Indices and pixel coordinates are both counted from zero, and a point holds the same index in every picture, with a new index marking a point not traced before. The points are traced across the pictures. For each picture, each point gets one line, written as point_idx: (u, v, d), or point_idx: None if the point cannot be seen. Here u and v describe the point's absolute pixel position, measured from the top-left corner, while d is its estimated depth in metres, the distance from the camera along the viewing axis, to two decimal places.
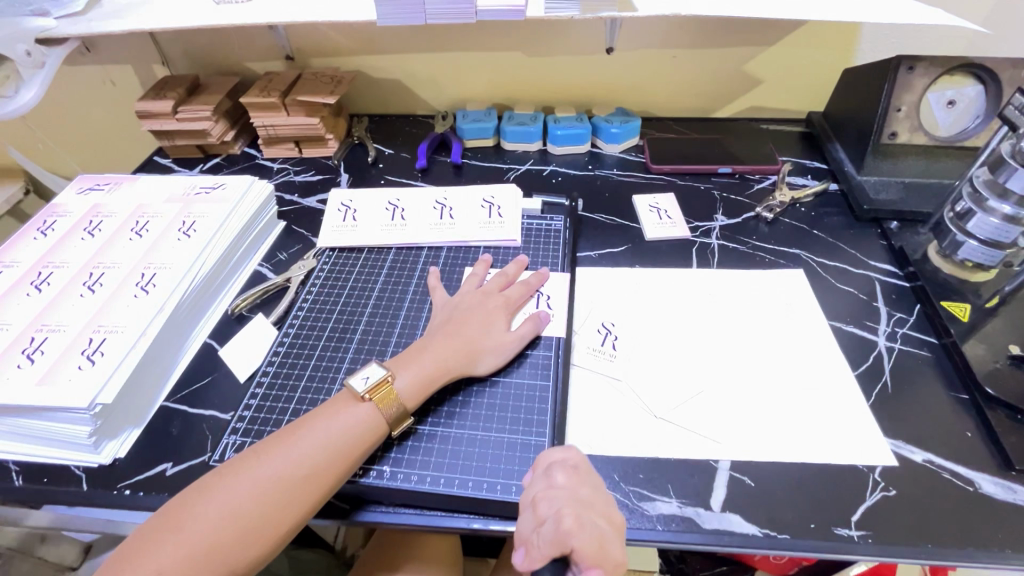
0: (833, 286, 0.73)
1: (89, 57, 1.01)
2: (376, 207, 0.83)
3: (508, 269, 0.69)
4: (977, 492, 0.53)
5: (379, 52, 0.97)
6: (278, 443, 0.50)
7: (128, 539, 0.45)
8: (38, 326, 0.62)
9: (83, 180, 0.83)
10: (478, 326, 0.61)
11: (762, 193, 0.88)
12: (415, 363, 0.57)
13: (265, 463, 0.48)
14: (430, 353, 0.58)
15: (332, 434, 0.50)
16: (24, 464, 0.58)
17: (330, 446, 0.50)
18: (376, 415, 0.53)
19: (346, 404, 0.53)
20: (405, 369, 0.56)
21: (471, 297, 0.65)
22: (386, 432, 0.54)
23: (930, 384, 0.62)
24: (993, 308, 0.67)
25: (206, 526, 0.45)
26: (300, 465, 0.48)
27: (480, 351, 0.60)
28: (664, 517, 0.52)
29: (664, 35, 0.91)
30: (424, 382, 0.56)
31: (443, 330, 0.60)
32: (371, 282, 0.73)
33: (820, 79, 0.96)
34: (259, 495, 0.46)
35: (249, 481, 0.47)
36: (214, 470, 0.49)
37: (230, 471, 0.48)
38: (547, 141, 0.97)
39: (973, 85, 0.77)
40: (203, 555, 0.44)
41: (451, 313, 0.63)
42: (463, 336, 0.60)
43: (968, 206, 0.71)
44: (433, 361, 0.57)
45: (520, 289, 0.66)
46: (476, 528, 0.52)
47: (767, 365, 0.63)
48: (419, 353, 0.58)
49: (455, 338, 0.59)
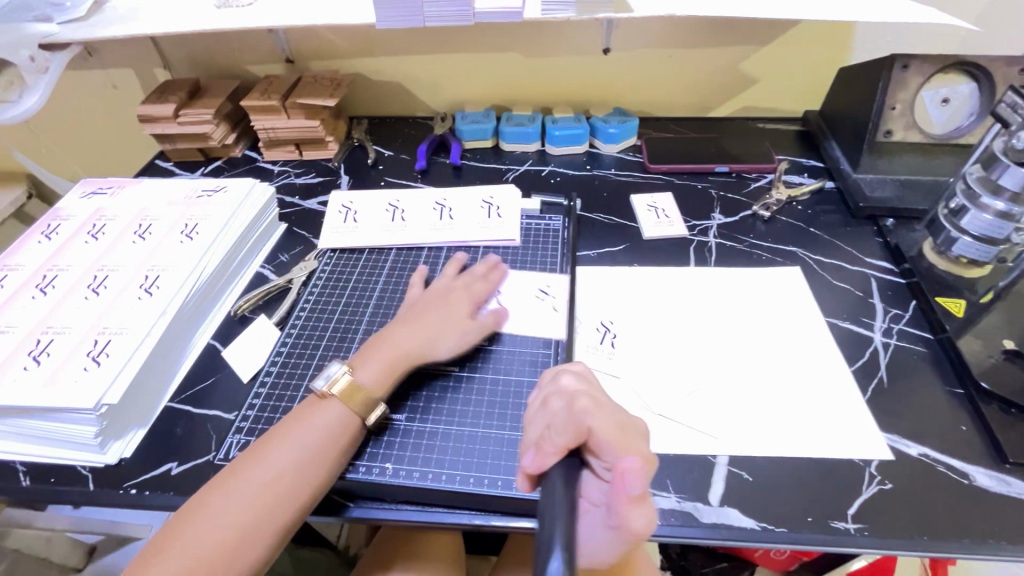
0: (830, 283, 0.74)
1: (91, 62, 1.02)
2: (375, 208, 0.84)
3: (478, 268, 0.69)
4: (972, 484, 0.54)
5: (379, 54, 0.98)
6: (263, 448, 0.51)
7: (141, 550, 0.46)
8: (43, 328, 0.62)
9: (86, 184, 0.84)
10: (437, 315, 0.62)
11: (759, 191, 0.89)
12: (375, 354, 0.58)
13: (254, 468, 0.49)
14: (388, 343, 0.59)
15: (314, 433, 0.52)
16: (30, 464, 0.58)
17: (313, 443, 0.51)
18: (347, 410, 0.54)
19: (323, 401, 0.54)
20: (365, 362, 0.57)
21: (440, 287, 0.66)
22: (362, 424, 0.54)
23: (926, 379, 0.63)
24: (988, 304, 0.68)
25: (210, 530, 0.46)
26: (289, 465, 0.50)
27: (439, 338, 0.61)
28: (663, 512, 0.52)
29: (660, 35, 0.92)
30: (385, 373, 0.57)
31: (401, 321, 0.62)
32: (372, 283, 0.73)
33: (816, 78, 0.96)
34: (252, 498, 0.48)
35: (239, 487, 0.48)
36: (206, 484, 0.50)
37: (221, 482, 0.49)
38: (545, 141, 0.98)
39: (966, 83, 0.78)
40: (208, 562, 0.45)
41: (417, 303, 0.65)
42: (421, 325, 0.61)
43: (961, 202, 0.71)
44: (391, 352, 0.58)
45: (483, 283, 0.67)
46: (478, 524, 0.53)
47: (765, 361, 0.64)
48: (378, 346, 0.59)
49: (413, 328, 0.61)
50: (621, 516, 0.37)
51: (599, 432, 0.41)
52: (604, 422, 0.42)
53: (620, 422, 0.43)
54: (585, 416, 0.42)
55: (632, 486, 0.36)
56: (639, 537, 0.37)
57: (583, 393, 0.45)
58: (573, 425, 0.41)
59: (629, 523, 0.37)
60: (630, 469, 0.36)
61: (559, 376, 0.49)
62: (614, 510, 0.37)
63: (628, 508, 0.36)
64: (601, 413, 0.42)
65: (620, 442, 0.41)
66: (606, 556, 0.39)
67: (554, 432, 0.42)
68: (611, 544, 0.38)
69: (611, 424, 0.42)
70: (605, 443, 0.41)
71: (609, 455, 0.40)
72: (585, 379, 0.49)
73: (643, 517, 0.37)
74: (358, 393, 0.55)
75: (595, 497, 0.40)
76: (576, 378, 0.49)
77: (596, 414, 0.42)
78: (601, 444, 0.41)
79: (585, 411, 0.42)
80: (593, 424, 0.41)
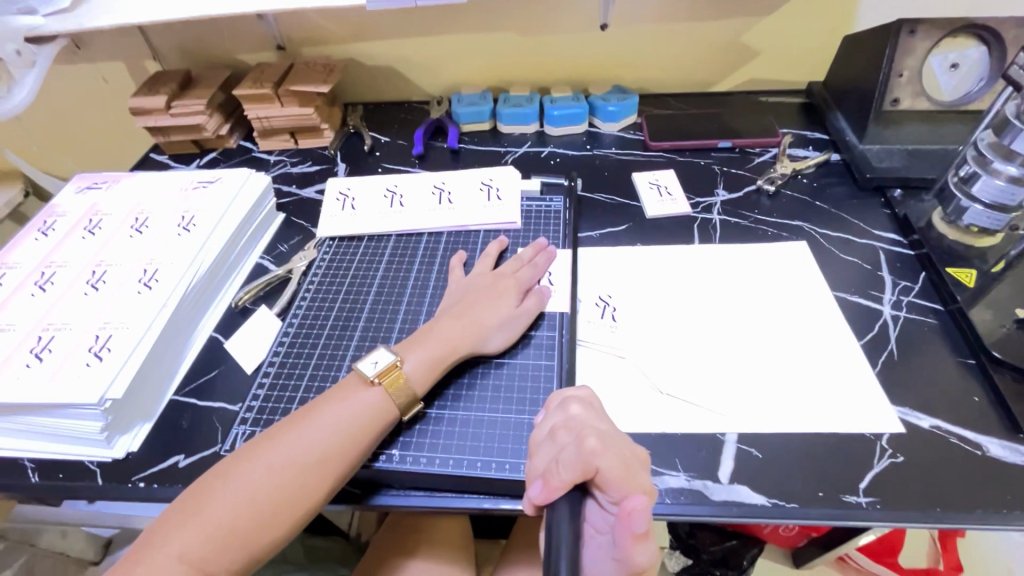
0: (838, 257, 0.72)
1: (80, 55, 1.00)
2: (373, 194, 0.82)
3: (490, 250, 0.70)
4: (985, 455, 0.53)
5: (372, 38, 0.96)
6: (289, 427, 0.50)
7: (151, 526, 0.46)
8: (44, 325, 0.62)
9: (80, 179, 0.83)
10: (487, 304, 0.61)
11: (763, 166, 0.87)
12: (422, 345, 0.57)
13: (279, 446, 0.49)
14: (439, 333, 0.58)
15: (342, 418, 0.51)
16: (38, 461, 0.58)
17: (341, 429, 0.50)
18: (385, 399, 0.53)
19: (355, 389, 0.53)
20: (411, 353, 0.56)
21: (483, 279, 0.65)
22: (396, 417, 0.54)
23: (938, 351, 0.62)
24: (999, 273, 0.66)
25: (224, 511, 0.45)
26: (313, 449, 0.49)
27: (490, 328, 0.60)
28: (673, 491, 0.52)
29: (659, 8, 0.90)
30: (429, 364, 0.56)
31: (453, 311, 0.61)
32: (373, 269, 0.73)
33: (820, 47, 0.94)
34: (275, 478, 0.47)
35: (262, 465, 0.48)
36: (230, 456, 0.49)
37: (245, 456, 0.49)
38: (543, 122, 0.96)
39: (975, 47, 0.75)
40: (224, 538, 0.44)
41: (464, 294, 0.64)
42: (471, 316, 0.60)
43: (972, 170, 0.70)
44: (441, 343, 0.57)
45: (529, 269, 0.66)
46: (487, 508, 0.52)
47: (772, 337, 0.63)
48: (425, 336, 0.58)
49: (465, 317, 0.60)
50: (626, 553, 0.37)
51: (607, 472, 0.40)
52: (611, 459, 0.41)
53: (624, 459, 0.41)
54: (594, 455, 0.40)
55: (637, 524, 0.37)
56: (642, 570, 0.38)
57: (591, 428, 0.44)
58: (581, 461, 0.40)
59: (632, 558, 0.37)
60: (637, 509, 0.37)
61: (566, 405, 0.48)
62: (620, 546, 0.37)
63: (633, 546, 0.37)
64: (608, 449, 0.41)
65: (625, 479, 0.40)
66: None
67: (560, 465, 0.40)
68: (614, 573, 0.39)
69: (617, 460, 0.41)
70: (610, 480, 0.40)
71: (614, 491, 0.40)
72: (591, 407, 0.48)
73: (648, 552, 0.38)
74: (396, 380, 0.54)
75: (599, 524, 0.41)
76: (583, 407, 0.47)
77: (604, 451, 0.41)
78: (606, 481, 0.40)
79: (594, 451, 0.40)
80: (601, 465, 0.40)
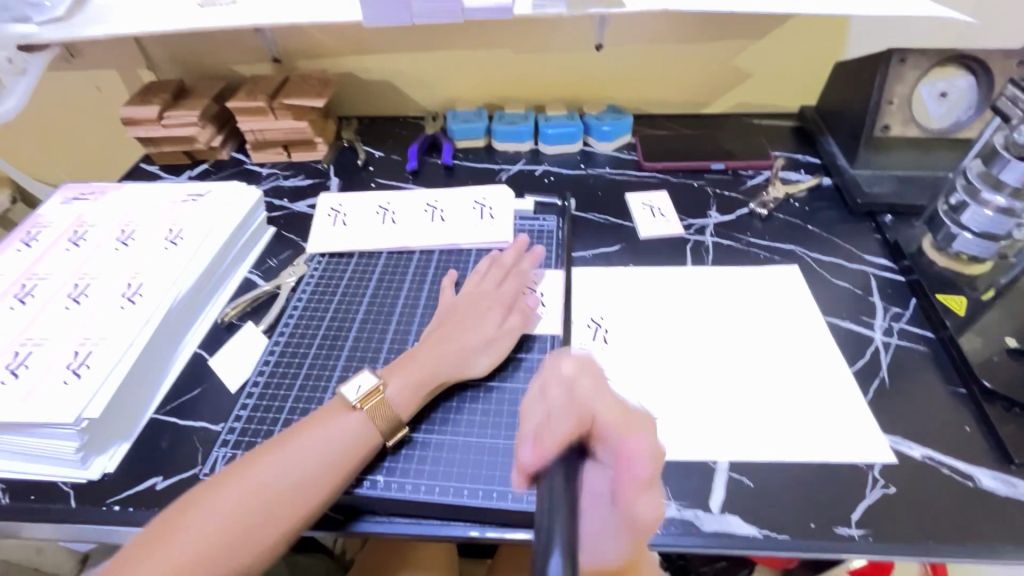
0: (829, 281, 0.73)
1: (73, 63, 0.99)
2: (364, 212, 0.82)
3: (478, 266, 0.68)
4: (976, 487, 0.53)
5: (369, 53, 0.96)
6: (268, 453, 0.49)
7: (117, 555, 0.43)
8: (22, 339, 0.61)
9: (67, 189, 0.81)
10: (471, 321, 0.61)
11: (756, 189, 0.87)
12: (405, 367, 0.56)
13: (256, 473, 0.47)
14: (425, 354, 0.58)
15: (324, 447, 0.49)
16: (9, 481, 0.56)
17: (321, 456, 0.49)
18: (366, 425, 0.52)
19: (336, 414, 0.52)
20: (394, 378, 0.55)
21: (467, 298, 0.64)
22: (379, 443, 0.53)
23: (929, 380, 0.61)
24: (990, 301, 0.67)
25: (195, 542, 0.43)
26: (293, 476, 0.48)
27: (473, 351, 0.59)
28: (663, 520, 0.51)
29: (654, 31, 0.91)
30: (415, 385, 0.56)
31: (436, 331, 0.60)
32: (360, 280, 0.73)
33: (812, 72, 0.95)
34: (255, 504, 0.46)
35: (241, 491, 0.46)
36: (205, 482, 0.47)
37: (220, 484, 0.47)
38: (538, 140, 0.96)
39: (965, 76, 0.76)
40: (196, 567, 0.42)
41: (448, 315, 0.63)
42: (456, 335, 0.59)
43: (962, 198, 0.70)
44: (426, 366, 0.57)
45: (512, 285, 0.65)
46: (472, 536, 0.51)
47: (764, 362, 0.63)
48: (409, 359, 0.57)
49: (450, 337, 0.59)
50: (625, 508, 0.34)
51: (606, 418, 0.35)
52: (611, 403, 0.37)
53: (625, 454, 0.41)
54: (590, 400, 0.36)
55: (638, 471, 0.34)
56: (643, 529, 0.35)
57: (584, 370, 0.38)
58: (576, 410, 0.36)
59: (636, 512, 0.34)
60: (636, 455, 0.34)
61: (561, 358, 0.41)
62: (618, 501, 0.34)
63: (633, 499, 0.34)
64: (607, 395, 0.37)
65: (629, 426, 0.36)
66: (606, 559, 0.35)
67: (553, 418, 0.36)
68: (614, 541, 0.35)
69: (616, 408, 0.36)
70: (609, 428, 0.35)
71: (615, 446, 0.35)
72: None
73: (649, 506, 0.35)
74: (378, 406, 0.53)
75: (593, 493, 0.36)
76: None
77: (602, 395, 0.37)
78: (605, 431, 0.35)
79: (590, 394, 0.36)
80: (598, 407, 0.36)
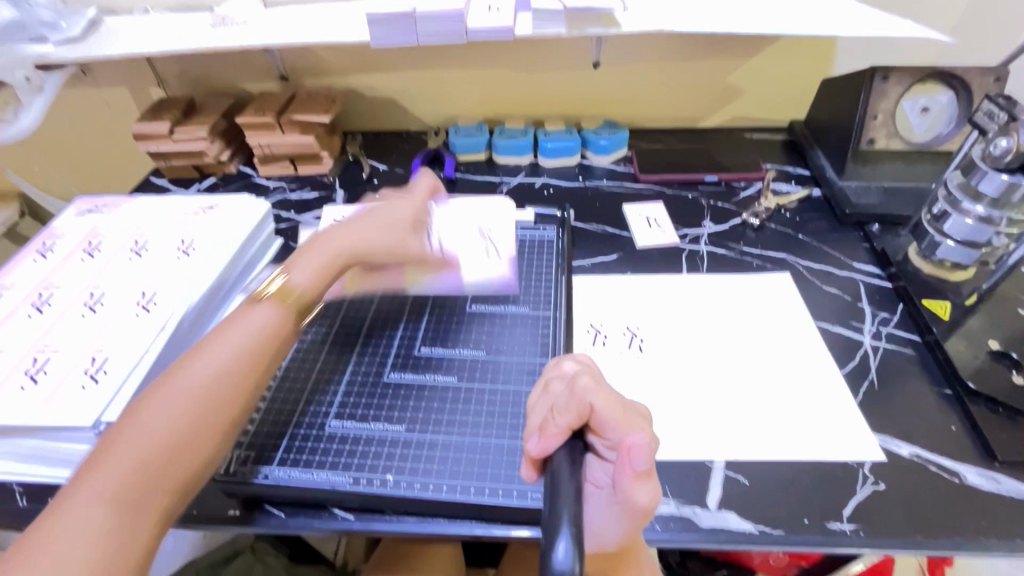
0: (819, 288, 0.75)
1: (86, 80, 1.03)
2: (321, 242, 0.60)
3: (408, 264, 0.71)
4: (962, 483, 0.55)
5: (373, 70, 0.99)
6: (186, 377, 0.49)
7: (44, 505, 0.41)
8: (40, 347, 0.62)
9: (81, 202, 0.84)
10: (242, 324, 0.53)
11: (748, 200, 0.90)
12: (172, 379, 0.48)
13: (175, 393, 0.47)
14: (196, 363, 0.49)
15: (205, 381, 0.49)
16: (26, 484, 0.58)
17: (149, 440, 0.44)
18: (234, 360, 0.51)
19: (201, 355, 0.51)
20: (157, 393, 0.47)
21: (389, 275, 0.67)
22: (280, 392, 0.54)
23: (915, 381, 0.64)
24: (972, 306, 0.69)
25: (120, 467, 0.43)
26: (140, 454, 0.43)
27: None
28: (662, 517, 0.53)
29: (648, 49, 0.95)
30: (209, 388, 0.48)
31: (194, 349, 0.51)
32: (293, 300, 0.56)
33: (800, 88, 0.99)
34: (116, 510, 0.41)
35: (95, 499, 0.41)
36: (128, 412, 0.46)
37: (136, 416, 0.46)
38: (537, 154, 0.99)
39: (944, 92, 0.80)
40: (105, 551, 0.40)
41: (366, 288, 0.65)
42: (235, 342, 0.51)
43: (943, 208, 0.73)
44: (209, 369, 0.49)
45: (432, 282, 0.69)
46: (479, 533, 0.53)
47: (757, 365, 0.65)
48: (183, 366, 0.49)
49: (220, 347, 0.51)
50: (625, 492, 0.38)
51: (602, 409, 0.41)
52: (605, 398, 0.41)
53: (620, 402, 0.42)
54: (587, 394, 0.42)
55: (638, 462, 0.36)
56: (643, 510, 0.39)
57: (583, 372, 0.45)
58: (575, 403, 0.41)
59: (633, 498, 0.37)
60: (638, 445, 0.37)
61: (561, 362, 0.49)
62: (620, 486, 0.38)
63: (633, 483, 0.38)
64: (600, 388, 0.42)
65: (622, 420, 0.40)
66: (613, 533, 0.41)
67: (556, 413, 0.41)
68: (618, 519, 0.40)
69: (612, 401, 0.41)
70: (607, 421, 0.40)
71: (612, 433, 0.40)
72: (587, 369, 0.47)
73: (647, 491, 0.38)
74: (180, 395, 0.47)
75: (600, 479, 0.41)
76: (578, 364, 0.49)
77: (597, 390, 0.42)
78: (603, 422, 0.40)
79: (587, 389, 0.42)
80: (594, 401, 0.41)
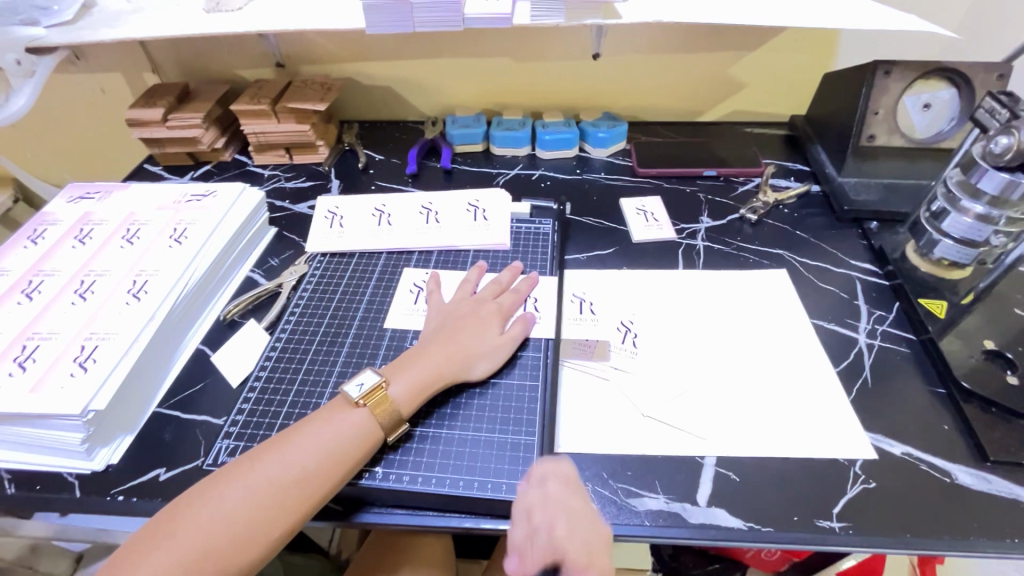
0: (816, 285, 0.75)
1: (78, 65, 1.01)
2: (420, 360, 0.58)
3: (470, 275, 0.70)
4: (953, 482, 0.55)
5: (370, 59, 0.98)
6: (291, 437, 0.51)
7: (165, 510, 0.47)
8: (29, 334, 0.62)
9: (72, 189, 0.83)
10: (328, 435, 0.51)
11: (747, 195, 0.90)
12: (251, 472, 0.48)
13: (282, 453, 0.50)
14: (276, 461, 0.49)
15: (305, 453, 0.50)
16: (16, 472, 0.58)
17: (224, 524, 0.45)
18: (370, 420, 0.53)
19: (339, 410, 0.53)
20: (230, 484, 0.47)
21: (464, 305, 0.65)
22: (381, 438, 0.54)
23: (910, 380, 0.64)
24: (969, 305, 0.69)
25: (214, 517, 0.45)
26: (206, 535, 0.45)
27: (472, 355, 0.61)
28: (652, 513, 0.53)
29: (648, 40, 0.93)
30: (288, 484, 0.48)
31: (283, 436, 0.51)
32: (389, 411, 0.54)
33: (801, 82, 0.98)
34: (199, 552, 0.44)
35: (193, 537, 0.44)
36: (253, 450, 0.51)
37: (249, 461, 0.49)
38: (535, 146, 0.98)
39: (947, 89, 0.79)
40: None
41: (444, 320, 0.64)
42: (317, 445, 0.50)
43: (942, 206, 0.73)
44: (288, 471, 0.49)
45: (510, 295, 0.67)
46: (468, 526, 0.53)
47: (751, 362, 0.65)
48: (258, 462, 0.49)
49: (302, 448, 0.50)
50: None
51: (573, 558, 0.43)
52: (576, 547, 0.44)
53: (589, 546, 0.44)
54: (561, 543, 0.44)
55: None
56: None
57: (561, 504, 0.47)
58: (549, 550, 0.43)
59: None
60: None
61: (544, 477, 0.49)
62: None
63: None
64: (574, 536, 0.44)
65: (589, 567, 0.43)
66: None
67: (532, 551, 0.44)
68: None
69: (582, 548, 0.44)
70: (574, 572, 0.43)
71: None
72: (567, 484, 0.49)
73: None
74: (257, 489, 0.47)
75: None
76: (559, 482, 0.49)
77: (571, 538, 0.44)
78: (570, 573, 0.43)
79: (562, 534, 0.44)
80: (567, 550, 0.43)
